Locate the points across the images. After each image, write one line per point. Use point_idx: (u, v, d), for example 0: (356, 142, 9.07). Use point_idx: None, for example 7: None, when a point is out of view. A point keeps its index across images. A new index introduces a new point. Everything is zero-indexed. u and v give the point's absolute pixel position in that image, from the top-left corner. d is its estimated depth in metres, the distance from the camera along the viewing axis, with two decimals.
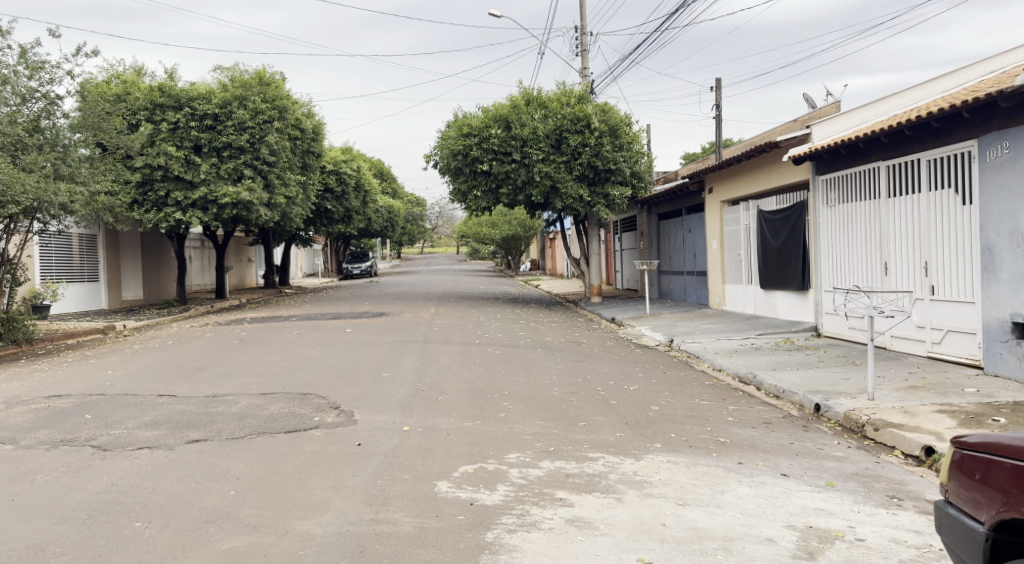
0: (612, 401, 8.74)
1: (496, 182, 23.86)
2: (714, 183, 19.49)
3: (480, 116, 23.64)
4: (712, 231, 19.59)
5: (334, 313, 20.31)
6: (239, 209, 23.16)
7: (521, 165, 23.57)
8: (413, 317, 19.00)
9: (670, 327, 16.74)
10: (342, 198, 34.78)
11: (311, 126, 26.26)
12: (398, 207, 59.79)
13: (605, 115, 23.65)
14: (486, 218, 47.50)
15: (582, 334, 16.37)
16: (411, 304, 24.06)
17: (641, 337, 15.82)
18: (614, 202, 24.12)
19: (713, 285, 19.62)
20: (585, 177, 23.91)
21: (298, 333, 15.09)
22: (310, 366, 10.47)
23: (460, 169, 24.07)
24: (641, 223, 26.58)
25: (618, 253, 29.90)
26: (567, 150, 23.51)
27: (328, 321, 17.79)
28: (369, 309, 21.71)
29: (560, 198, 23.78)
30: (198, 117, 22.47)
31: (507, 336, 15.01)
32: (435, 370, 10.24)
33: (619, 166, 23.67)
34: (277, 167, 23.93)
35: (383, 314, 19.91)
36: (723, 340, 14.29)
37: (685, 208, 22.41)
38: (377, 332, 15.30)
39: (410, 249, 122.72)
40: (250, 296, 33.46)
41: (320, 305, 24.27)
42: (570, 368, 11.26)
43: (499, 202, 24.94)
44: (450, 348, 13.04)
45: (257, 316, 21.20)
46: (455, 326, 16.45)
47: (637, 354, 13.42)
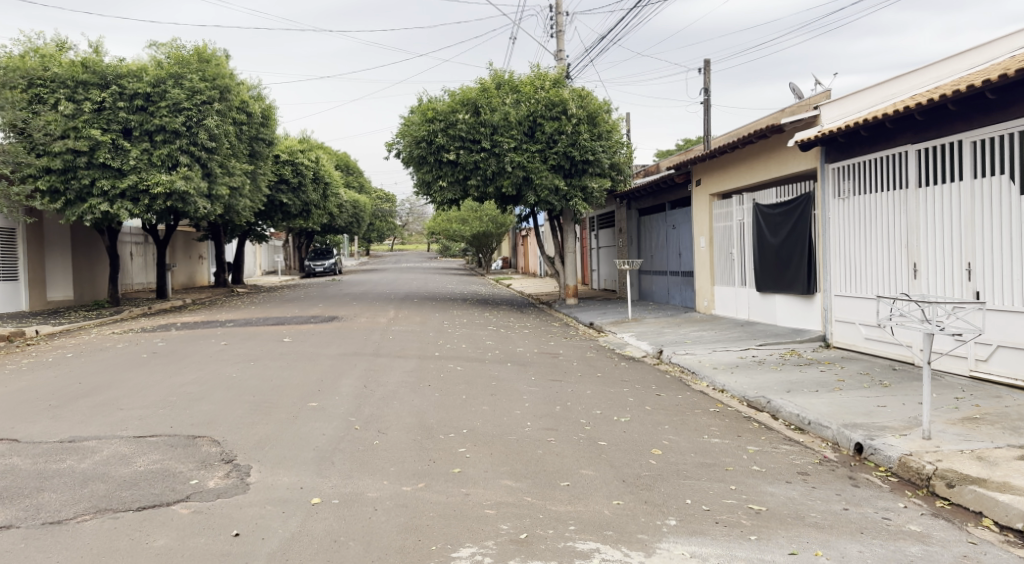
0: (601, 444, 6.75)
1: (464, 173, 21.82)
2: (703, 174, 17.57)
3: (447, 101, 21.62)
4: (700, 227, 17.67)
5: (278, 317, 18.16)
6: (174, 201, 21.14)
7: (491, 154, 21.59)
8: (365, 323, 16.96)
9: (656, 334, 14.78)
10: (299, 191, 32.53)
11: (258, 110, 24.18)
12: (365, 203, 57.63)
13: (583, 101, 21.74)
14: (456, 213, 45.38)
15: (557, 343, 14.38)
16: (368, 306, 22.01)
17: (625, 347, 13.83)
18: (592, 197, 22.15)
19: (701, 287, 17.69)
20: (560, 168, 21.96)
21: (226, 344, 13.03)
22: (218, 393, 8.45)
23: (424, 159, 22.01)
24: (620, 218, 24.65)
25: (595, 251, 27.97)
26: (541, 138, 21.58)
27: (267, 328, 15.72)
28: (320, 312, 19.60)
29: (534, 191, 21.78)
30: (127, 97, 20.51)
31: (470, 346, 13.04)
32: (376, 397, 8.23)
33: (598, 157, 21.76)
34: (219, 155, 21.96)
35: (335, 319, 17.84)
36: (719, 352, 12.34)
37: (670, 201, 20.46)
38: (319, 341, 13.27)
39: (380, 246, 120.27)
40: (198, 296, 31.21)
41: (267, 307, 22.15)
42: (544, 390, 9.26)
43: (467, 194, 22.85)
44: (401, 362, 11.03)
45: (193, 320, 19.09)
46: (411, 335, 14.45)
47: (622, 370, 11.45)
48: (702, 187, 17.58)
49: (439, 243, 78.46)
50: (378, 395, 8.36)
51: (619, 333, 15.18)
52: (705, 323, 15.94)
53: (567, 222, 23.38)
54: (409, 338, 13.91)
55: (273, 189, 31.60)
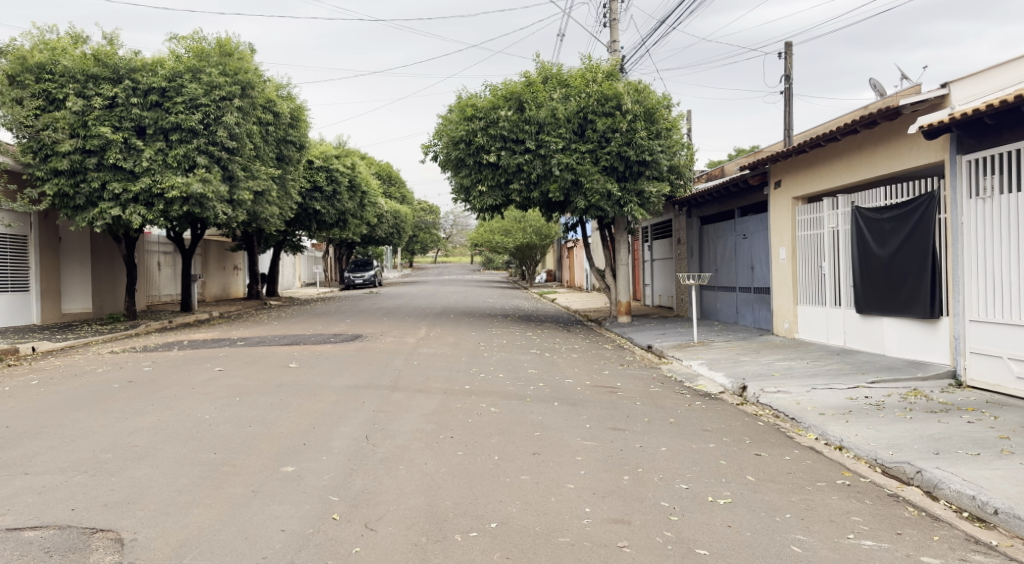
0: (699, 554, 4.59)
1: (507, 176, 19.63)
2: (785, 175, 15.24)
3: (488, 97, 19.46)
4: (780, 236, 15.36)
5: (297, 335, 16.17)
6: (190, 205, 18.74)
7: (536, 155, 19.42)
8: (392, 343, 14.84)
9: (732, 363, 12.45)
10: (334, 199, 30.62)
11: (286, 110, 22.16)
12: (406, 213, 55.88)
13: (640, 96, 19.43)
14: (498, 224, 43.22)
15: (615, 373, 12.08)
16: (401, 322, 19.97)
17: (697, 379, 11.54)
18: (650, 204, 19.75)
19: (782, 306, 15.34)
20: (614, 171, 19.69)
21: (220, 369, 11.00)
22: (169, 446, 6.38)
23: (463, 161, 19.88)
24: (679, 227, 22.31)
25: (649, 264, 25.63)
26: (593, 137, 19.31)
27: (278, 349, 13.67)
28: (347, 329, 17.56)
29: (584, 195, 19.51)
30: (141, 92, 18.30)
31: (509, 377, 10.83)
32: (377, 457, 6.11)
33: (657, 158, 19.42)
34: (242, 155, 19.59)
35: (359, 338, 15.77)
36: (820, 391, 9.98)
37: (740, 208, 18.09)
38: (330, 367, 11.17)
39: (423, 258, 118.82)
40: (227, 309, 29.45)
41: (290, 323, 20.19)
42: (604, 444, 7.04)
43: (510, 200, 20.64)
44: (422, 399, 8.86)
45: (205, 337, 17.18)
46: (442, 361, 12.28)
47: (699, 412, 9.15)
48: (784, 189, 15.25)
49: (483, 255, 76.27)
50: (380, 454, 6.22)
51: (688, 360, 12.81)
52: (789, 350, 13.52)
53: (621, 232, 21.09)
54: (438, 364, 11.73)
55: (305, 196, 29.78)
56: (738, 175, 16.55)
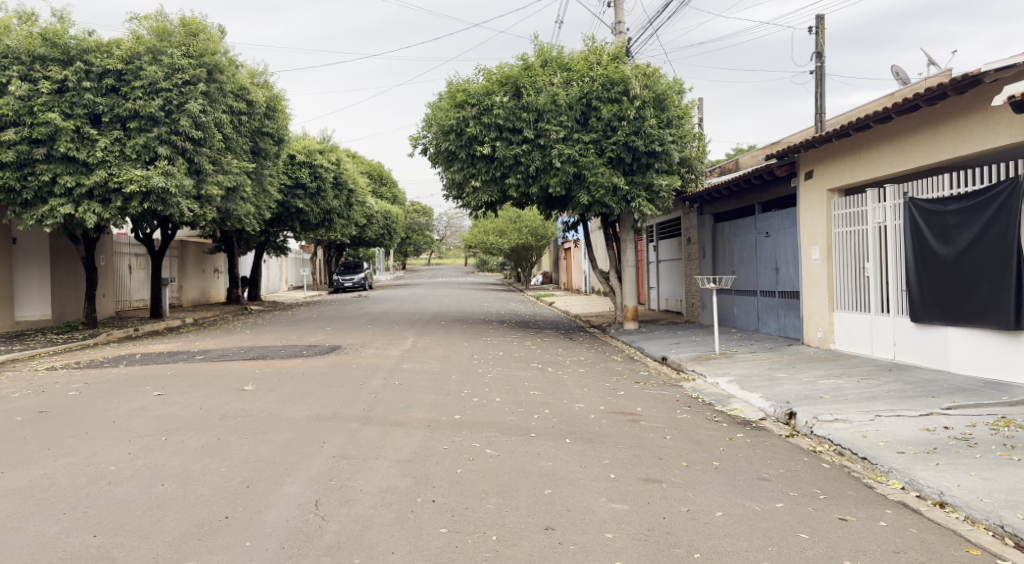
0: None
1: (503, 170, 17.78)
2: (818, 164, 13.51)
3: (482, 82, 17.63)
4: (812, 234, 13.66)
5: (266, 346, 14.32)
6: (149, 202, 16.78)
7: (535, 145, 17.61)
8: (372, 357, 12.98)
9: (768, 382, 10.66)
10: (318, 197, 28.73)
11: (261, 99, 20.33)
12: (397, 214, 54.00)
13: (649, 81, 17.65)
14: (492, 224, 41.42)
15: (632, 394, 10.26)
16: (387, 330, 18.13)
17: (729, 403, 9.76)
18: (660, 200, 17.93)
19: (815, 312, 13.62)
20: (620, 163, 17.90)
21: (160, 392, 9.12)
22: (35, 525, 4.57)
23: (455, 153, 18.05)
24: (688, 225, 20.55)
25: (655, 265, 23.87)
26: (597, 126, 17.51)
27: (238, 366, 11.81)
28: (324, 338, 15.71)
29: (587, 190, 17.69)
30: (94, 76, 16.44)
31: (508, 402, 9.00)
32: (321, 546, 4.29)
33: (668, 149, 17.64)
34: (209, 147, 17.71)
35: (336, 350, 13.91)
36: (887, 420, 8.21)
37: (760, 202, 16.34)
38: (293, 390, 9.32)
39: (416, 261, 116.97)
40: (202, 315, 27.54)
41: (264, 332, 18.31)
42: (640, 508, 5.22)
43: (506, 196, 18.78)
44: (399, 438, 7.02)
45: (165, 348, 15.29)
46: (428, 379, 10.43)
47: (745, 452, 7.33)
48: (816, 180, 13.53)
49: (476, 256, 74.38)
50: (326, 543, 4.39)
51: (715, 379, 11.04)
52: (829, 364, 11.75)
53: (626, 230, 19.31)
54: (422, 385, 9.89)
55: (287, 193, 27.90)
56: (762, 166, 14.81)
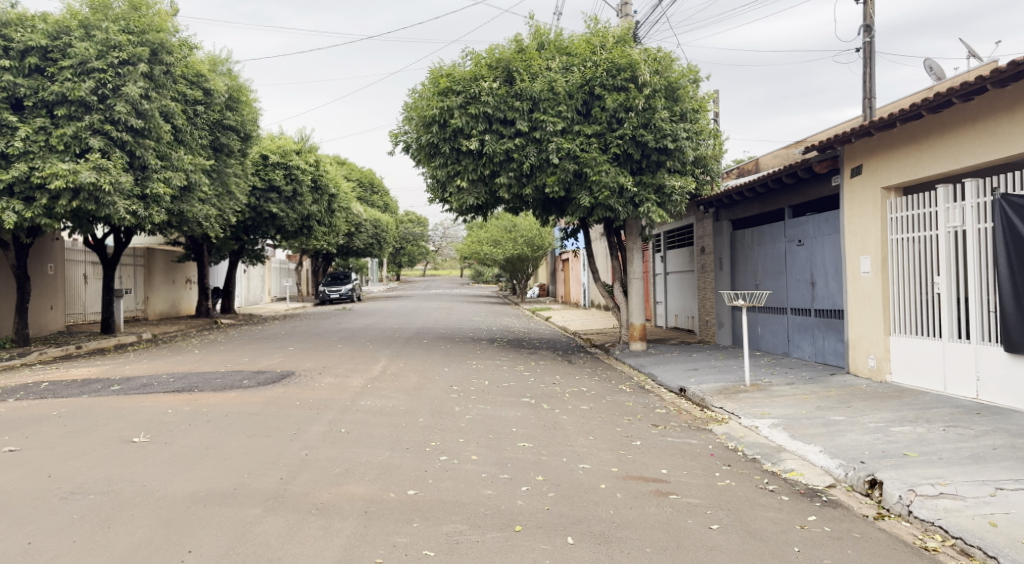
0: None
1: (492, 167, 15.38)
2: (868, 157, 11.16)
3: (469, 66, 15.26)
4: (862, 242, 11.31)
5: (204, 373, 11.97)
6: (79, 200, 14.42)
7: (529, 140, 15.22)
8: (326, 387, 10.61)
9: (824, 430, 8.29)
10: (294, 201, 26.34)
11: (220, 87, 17.97)
12: (388, 222, 51.62)
13: (659, 66, 15.15)
14: (486, 234, 39.39)
15: (651, 445, 7.90)
16: (357, 350, 15.75)
17: (781, 461, 7.38)
18: (672, 205, 15.47)
19: (864, 336, 11.28)
20: (626, 160, 15.48)
21: (15, 448, 6.79)
22: None
23: (437, 147, 15.65)
24: (702, 233, 18.16)
25: (664, 277, 21.45)
26: (601, 118, 15.07)
27: (153, 400, 9.46)
28: (278, 361, 13.34)
29: (588, 190, 15.27)
30: (16, 55, 14.13)
31: (486, 462, 6.64)
32: None
33: (681, 145, 15.16)
34: (152, 139, 15.43)
35: (286, 378, 11.53)
36: (1018, 496, 5.86)
37: (791, 206, 13.99)
38: (198, 444, 6.97)
39: (410, 272, 114.51)
40: (165, 329, 25.14)
41: (216, 352, 15.92)
42: None
43: (496, 199, 16.41)
44: (312, 542, 4.70)
45: (86, 373, 12.89)
46: (385, 422, 8.08)
47: (833, 556, 4.98)
48: (867, 177, 11.16)
49: (471, 268, 71.93)
50: None
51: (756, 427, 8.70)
52: (894, 402, 9.41)
53: (633, 238, 16.94)
54: (375, 433, 7.54)
55: (259, 197, 25.53)
56: (797, 160, 12.46)
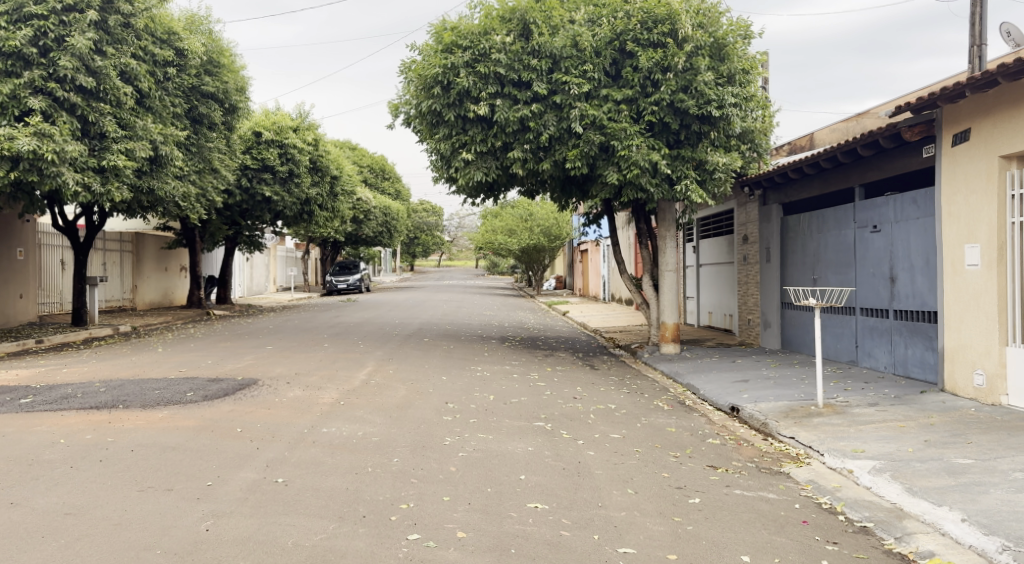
0: None
1: (505, 138, 13.05)
2: (977, 119, 8.82)
3: (479, 18, 12.93)
4: (967, 225, 8.97)
5: (147, 380, 9.79)
6: (18, 170, 12.25)
7: (548, 106, 12.86)
8: (287, 403, 8.40)
9: (951, 483, 5.98)
10: (291, 183, 24.15)
11: (195, 47, 15.77)
12: (400, 210, 49.38)
13: (703, 19, 12.69)
14: (501, 223, 37.18)
15: (715, 503, 5.65)
16: (346, 350, 13.51)
17: (911, 536, 5.15)
18: (714, 185, 13.03)
19: (967, 346, 8.94)
20: (662, 131, 13.07)
21: None
22: None
23: (440, 115, 13.32)
24: (745, 219, 15.78)
25: (698, 269, 19.05)
26: (633, 80, 12.64)
27: (54, 422, 7.30)
28: (245, 365, 11.15)
29: (616, 166, 12.85)
30: None
31: (477, 547, 4.40)
32: None
33: (727, 113, 12.75)
34: (108, 102, 13.46)
35: (244, 389, 9.30)
36: None
37: (862, 185, 11.62)
38: (58, 507, 4.77)
39: (425, 262, 112.43)
40: (148, 321, 23.03)
41: (182, 351, 13.75)
42: None
43: (508, 177, 14.06)
44: None
45: (14, 377, 10.73)
46: (345, 465, 5.84)
47: None
48: (977, 144, 8.79)
49: (487, 259, 69.89)
50: None
51: (851, 477, 6.44)
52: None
53: (666, 224, 14.61)
54: (325, 485, 5.31)
55: (251, 177, 23.36)
56: (879, 126, 10.07)
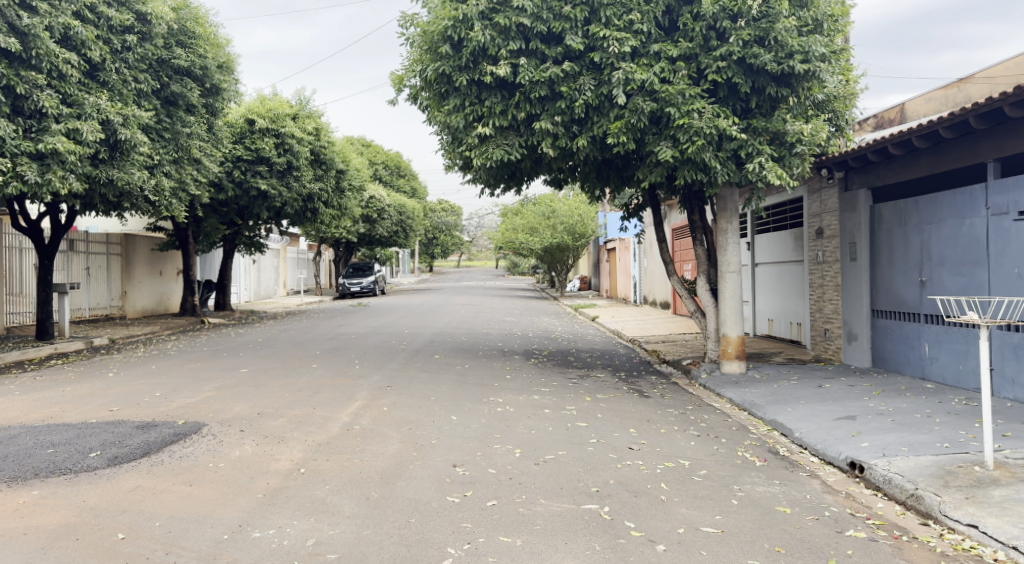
0: None
1: (529, 108, 10.41)
2: None
3: None
4: None
5: (54, 428, 7.28)
6: None
7: (584, 66, 10.25)
8: (224, 472, 5.85)
9: None
10: (289, 176, 21.70)
11: (163, 11, 13.32)
12: (416, 208, 46.92)
13: None
14: (522, 220, 34.65)
15: None
16: (336, 374, 10.95)
17: None
18: (793, 163, 10.33)
19: None
20: (729, 96, 10.39)
21: None
22: None
23: (450, 81, 10.76)
24: (820, 209, 13.05)
25: (754, 270, 16.31)
26: (694, 31, 10.00)
27: None
28: (198, 401, 8.64)
29: (671, 140, 10.17)
30: None
31: None
32: None
33: (814, 69, 10.05)
34: (42, 72, 11.23)
35: (176, 442, 6.74)
36: None
37: (998, 159, 9.13)
38: None
39: (445, 263, 110.00)
40: (131, 331, 20.59)
41: (136, 376, 11.23)
42: None
43: (534, 159, 11.41)
44: None
45: None
46: None
47: None
48: None
49: (508, 258, 67.57)
50: None
51: None
52: None
53: (728, 214, 11.91)
54: None
55: (244, 170, 20.95)
56: None
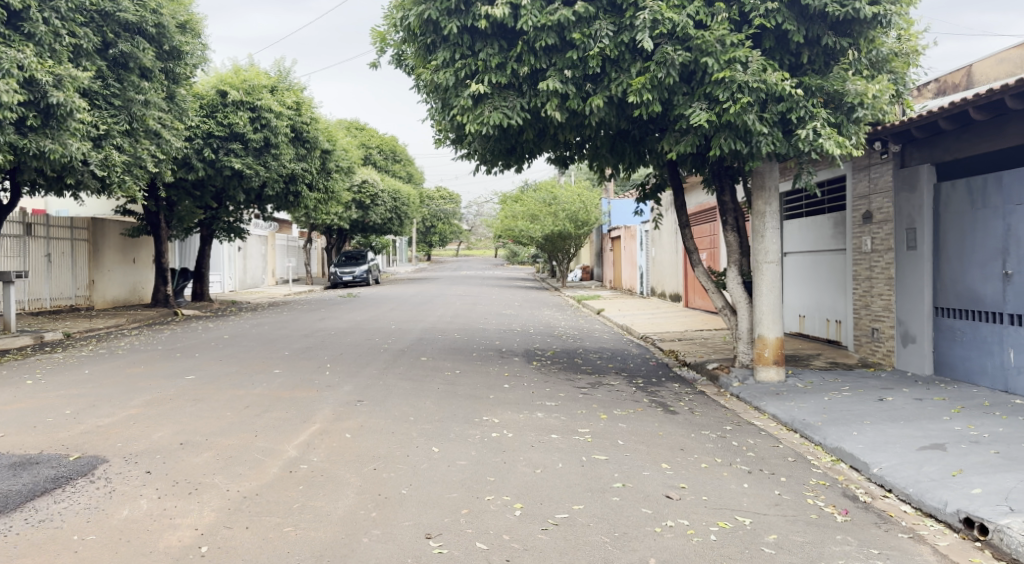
0: None
1: (533, 60, 8.56)
2: None
3: None
4: None
5: None
6: None
7: (602, 8, 8.40)
8: (90, 552, 4.02)
9: None
10: (268, 154, 19.84)
11: None
12: (411, 195, 44.98)
13: None
14: (521, 207, 32.76)
15: None
16: (301, 382, 9.11)
17: None
18: (852, 130, 8.46)
19: None
20: (775, 47, 8.57)
21: None
22: None
23: (437, 29, 8.89)
24: (870, 190, 11.18)
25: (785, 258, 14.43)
26: None
27: None
28: (114, 424, 6.79)
29: (706, 99, 8.31)
30: None
31: None
32: None
33: (882, 13, 8.25)
34: None
35: (51, 491, 4.91)
36: None
37: None
38: None
39: (443, 252, 108.09)
40: (92, 325, 18.72)
41: (61, 383, 9.38)
42: None
43: (538, 127, 9.54)
44: None
45: None
46: None
47: None
48: None
49: (507, 247, 65.69)
50: None
51: None
52: None
53: (765, 191, 10.04)
54: None
55: (217, 147, 19.05)
56: None
